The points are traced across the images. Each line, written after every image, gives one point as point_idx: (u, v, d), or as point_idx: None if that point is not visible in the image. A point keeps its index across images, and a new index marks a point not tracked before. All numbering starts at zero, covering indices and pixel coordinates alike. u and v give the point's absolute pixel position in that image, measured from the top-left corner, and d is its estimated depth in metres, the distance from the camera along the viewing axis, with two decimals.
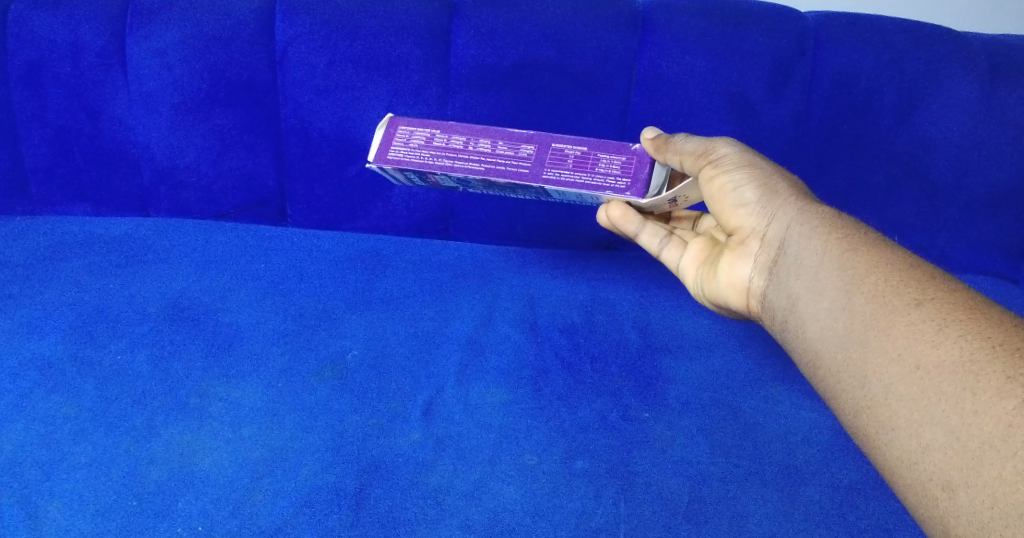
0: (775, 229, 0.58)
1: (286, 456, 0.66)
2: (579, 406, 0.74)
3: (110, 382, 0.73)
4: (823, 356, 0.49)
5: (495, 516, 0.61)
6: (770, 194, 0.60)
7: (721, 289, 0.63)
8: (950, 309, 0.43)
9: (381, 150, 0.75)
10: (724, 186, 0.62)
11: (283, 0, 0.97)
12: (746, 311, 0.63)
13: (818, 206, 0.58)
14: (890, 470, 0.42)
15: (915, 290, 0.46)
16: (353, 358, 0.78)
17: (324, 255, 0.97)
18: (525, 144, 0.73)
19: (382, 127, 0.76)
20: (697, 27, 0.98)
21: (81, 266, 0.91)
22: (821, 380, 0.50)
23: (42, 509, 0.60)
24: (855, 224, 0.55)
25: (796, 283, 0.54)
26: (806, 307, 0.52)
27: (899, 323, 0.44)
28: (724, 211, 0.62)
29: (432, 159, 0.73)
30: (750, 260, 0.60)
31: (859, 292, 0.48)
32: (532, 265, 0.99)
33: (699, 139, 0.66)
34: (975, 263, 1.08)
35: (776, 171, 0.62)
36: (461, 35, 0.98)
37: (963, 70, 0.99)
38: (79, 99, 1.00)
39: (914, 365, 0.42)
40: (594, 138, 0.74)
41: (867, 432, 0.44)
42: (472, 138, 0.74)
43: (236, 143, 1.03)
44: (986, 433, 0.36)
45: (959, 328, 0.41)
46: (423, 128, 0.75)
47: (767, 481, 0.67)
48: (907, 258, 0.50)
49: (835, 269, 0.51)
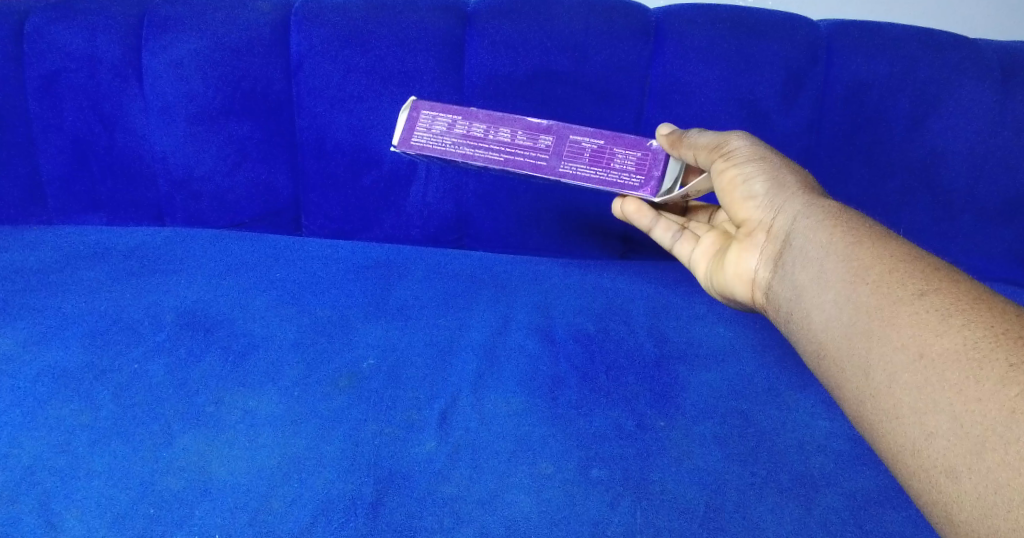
0: (782, 222, 0.59)
1: (301, 465, 0.67)
2: (593, 413, 0.75)
3: (128, 389, 0.75)
4: (827, 345, 0.50)
5: (512, 525, 0.62)
6: (778, 187, 0.61)
7: (729, 281, 0.64)
8: (954, 299, 0.44)
9: (404, 135, 0.76)
10: (734, 178, 0.64)
11: (298, 12, 0.99)
12: (752, 303, 0.64)
13: (826, 200, 0.59)
14: (892, 458, 0.43)
15: (920, 280, 0.46)
16: (369, 366, 0.79)
17: (339, 264, 0.98)
18: (543, 135, 0.74)
19: (405, 111, 0.77)
20: (705, 34, 0.99)
21: (99, 275, 0.93)
22: (824, 369, 0.51)
23: (62, 517, 0.61)
24: (861, 218, 0.56)
25: (802, 275, 0.55)
26: (810, 297, 0.53)
27: (904, 313, 0.45)
28: (733, 202, 0.64)
29: (453, 146, 0.74)
30: (757, 252, 0.61)
31: (864, 283, 0.49)
32: (545, 273, 1.00)
33: (713, 134, 0.67)
34: (990, 270, 1.08)
35: (786, 167, 0.63)
36: (473, 45, 0.99)
37: (973, 75, 1.00)
38: (98, 111, 1.03)
39: (918, 353, 0.43)
40: (610, 132, 0.75)
41: (870, 420, 0.45)
42: (493, 127, 0.74)
43: (252, 153, 1.05)
44: (991, 418, 0.37)
45: (963, 317, 0.42)
46: (446, 114, 0.76)
47: (783, 489, 0.67)
48: (912, 250, 0.50)
49: (841, 260, 0.52)
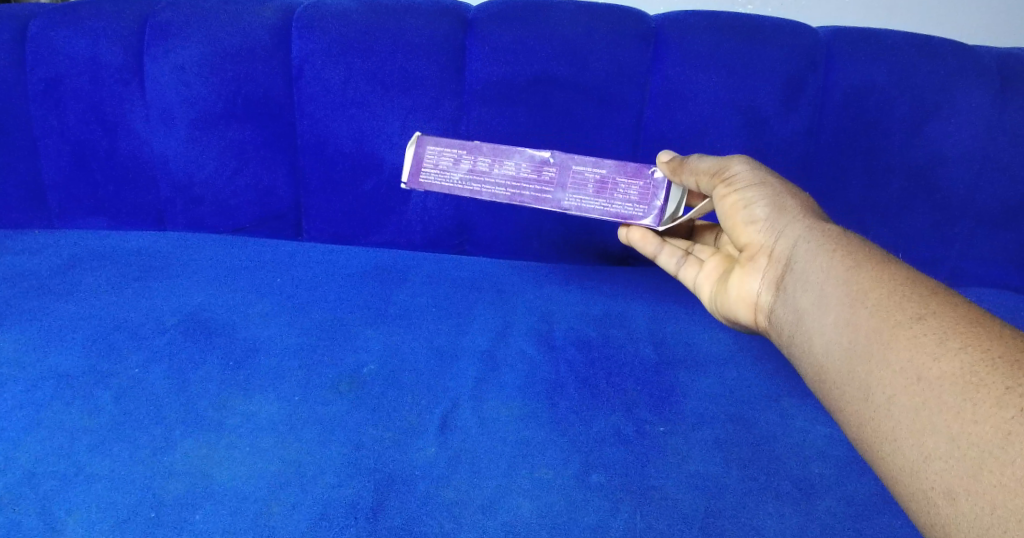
0: (783, 246, 0.60)
1: (302, 469, 0.67)
2: (594, 420, 0.75)
3: (130, 393, 0.75)
4: (828, 369, 0.50)
5: (512, 530, 0.62)
6: (779, 211, 0.62)
7: (732, 303, 0.65)
8: (952, 322, 0.44)
9: (413, 171, 0.80)
10: (736, 203, 0.64)
11: (299, 18, 0.99)
12: (756, 326, 0.64)
13: (827, 224, 0.59)
14: (892, 480, 0.43)
15: (918, 303, 0.47)
16: (369, 372, 0.80)
17: (341, 270, 0.99)
18: (547, 167, 0.77)
19: (411, 147, 0.81)
20: (706, 42, 0.99)
21: (101, 280, 0.93)
22: (825, 393, 0.51)
23: (63, 521, 0.61)
24: (860, 240, 0.56)
25: (803, 299, 0.55)
26: (811, 321, 0.54)
27: (901, 336, 0.45)
28: (735, 226, 0.64)
29: (461, 183, 0.78)
30: (759, 276, 0.62)
31: (863, 307, 0.49)
32: (546, 280, 1.00)
33: (713, 159, 0.68)
34: (989, 275, 1.09)
35: (787, 189, 0.64)
36: (474, 51, 1.00)
37: (973, 82, 1.00)
38: (99, 115, 1.03)
39: (916, 377, 0.43)
40: (612, 160, 0.77)
41: (870, 444, 0.45)
42: (497, 161, 0.77)
43: (253, 158, 1.04)
44: (986, 441, 0.37)
45: (960, 341, 0.42)
46: (452, 149, 0.79)
47: (783, 494, 0.68)
48: (910, 272, 0.51)
49: (840, 283, 0.52)
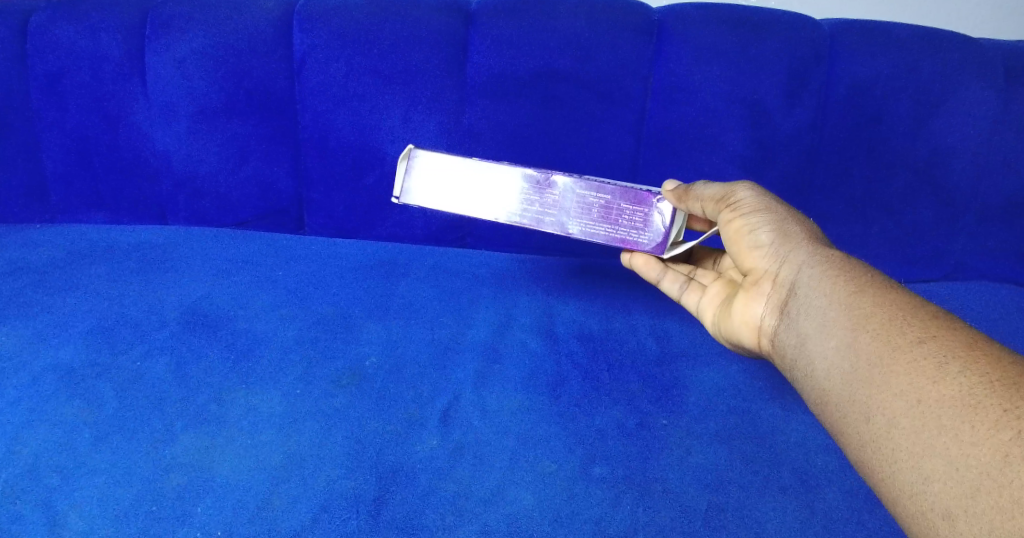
0: (787, 271, 0.60)
1: (304, 462, 0.68)
2: (596, 414, 0.76)
3: (132, 387, 0.76)
4: (829, 393, 0.51)
5: (514, 522, 0.63)
6: (784, 237, 0.62)
7: (736, 328, 0.65)
8: (951, 347, 0.45)
9: (406, 188, 0.81)
10: (740, 228, 0.65)
11: (301, 10, 0.98)
12: (759, 349, 0.65)
13: (830, 249, 0.60)
14: (892, 501, 0.44)
15: (919, 328, 0.47)
16: (371, 365, 0.80)
17: (345, 264, 0.99)
18: (548, 189, 0.77)
19: (405, 161, 0.81)
20: (710, 36, 0.98)
21: (102, 274, 0.93)
22: (826, 416, 0.51)
23: (64, 513, 0.62)
24: (864, 265, 0.57)
25: (805, 322, 0.56)
26: (812, 346, 0.54)
27: (901, 361, 0.46)
28: (740, 251, 0.65)
29: (459, 203, 0.78)
30: (763, 300, 0.62)
31: (865, 331, 0.50)
32: (549, 274, 1.01)
33: (719, 185, 0.69)
34: (991, 268, 1.09)
35: (791, 215, 0.64)
36: (476, 44, 0.99)
37: (977, 78, 1.00)
38: (98, 108, 1.02)
39: (916, 400, 0.44)
40: (617, 182, 0.76)
41: (871, 467, 0.46)
42: (497, 182, 0.78)
43: (255, 151, 1.04)
44: (984, 462, 0.38)
45: (959, 365, 0.43)
46: (447, 167, 0.79)
47: (785, 487, 0.69)
48: (912, 297, 0.51)
49: (843, 308, 0.53)
